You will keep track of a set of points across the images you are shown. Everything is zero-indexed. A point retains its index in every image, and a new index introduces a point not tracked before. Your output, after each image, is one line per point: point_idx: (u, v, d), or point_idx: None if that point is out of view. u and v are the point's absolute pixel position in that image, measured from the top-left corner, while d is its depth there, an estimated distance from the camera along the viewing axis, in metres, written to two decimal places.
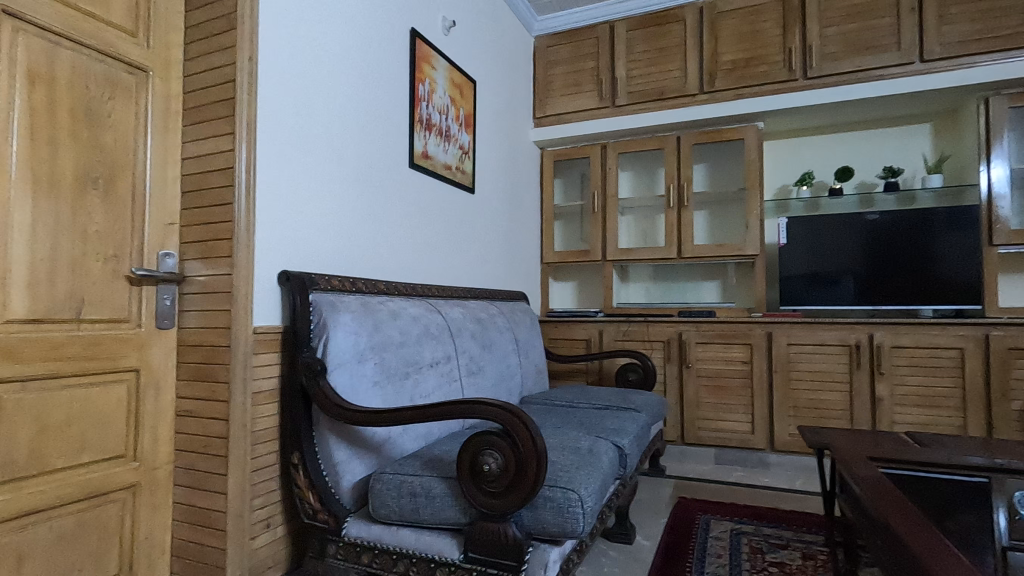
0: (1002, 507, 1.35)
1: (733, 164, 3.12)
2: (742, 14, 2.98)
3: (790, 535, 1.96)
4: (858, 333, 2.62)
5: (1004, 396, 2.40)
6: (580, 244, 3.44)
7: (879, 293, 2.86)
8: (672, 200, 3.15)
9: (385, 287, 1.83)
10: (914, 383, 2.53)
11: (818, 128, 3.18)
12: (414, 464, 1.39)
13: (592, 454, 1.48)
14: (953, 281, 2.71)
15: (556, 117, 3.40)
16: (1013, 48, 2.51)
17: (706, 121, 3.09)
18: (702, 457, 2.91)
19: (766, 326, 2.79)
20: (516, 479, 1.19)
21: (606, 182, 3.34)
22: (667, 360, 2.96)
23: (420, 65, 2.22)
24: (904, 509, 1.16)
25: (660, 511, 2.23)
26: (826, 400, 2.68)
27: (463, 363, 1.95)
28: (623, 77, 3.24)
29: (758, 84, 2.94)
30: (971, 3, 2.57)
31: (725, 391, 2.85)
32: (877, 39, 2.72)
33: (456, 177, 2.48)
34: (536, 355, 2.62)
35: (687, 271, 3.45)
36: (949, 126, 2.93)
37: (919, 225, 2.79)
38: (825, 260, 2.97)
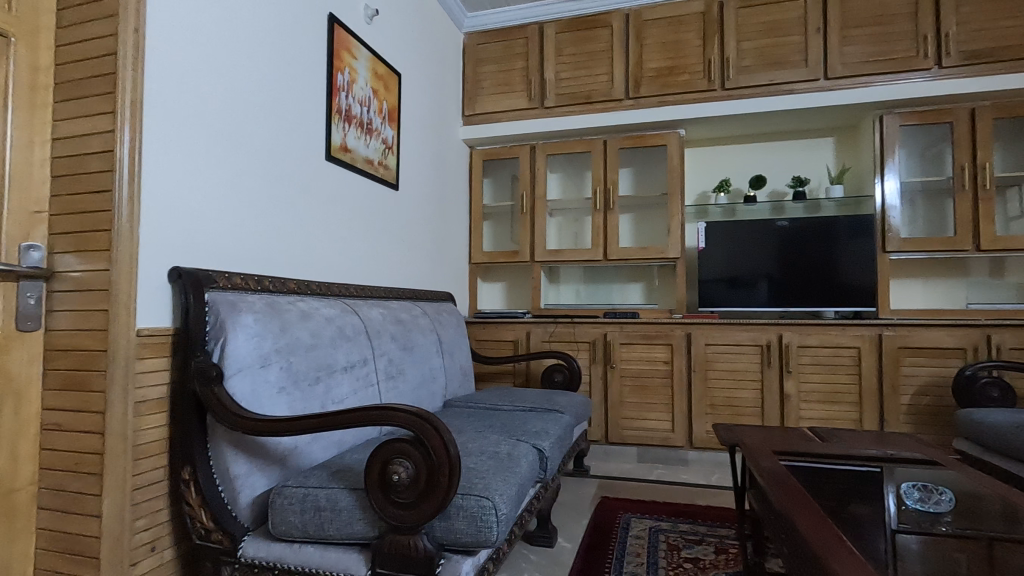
0: (892, 495, 1.44)
1: (656, 170, 3.21)
2: (665, 24, 3.07)
3: (704, 530, 2.02)
4: (769, 333, 2.75)
5: (894, 391, 2.60)
6: (508, 245, 3.42)
7: (788, 295, 3.03)
8: (598, 203, 3.20)
9: (296, 286, 1.72)
10: (818, 380, 2.69)
11: (734, 138, 3.33)
12: (320, 476, 1.30)
13: (510, 459, 1.45)
14: (852, 284, 2.91)
15: (486, 116, 3.37)
16: (903, 71, 2.73)
17: (631, 125, 3.15)
18: (625, 456, 2.96)
19: (686, 327, 2.88)
20: (428, 488, 1.13)
21: (535, 183, 3.34)
22: (593, 361, 2.99)
23: (339, 53, 2.12)
24: (804, 502, 1.20)
25: (582, 512, 2.24)
26: (740, 398, 2.79)
27: (381, 366, 1.86)
28: (552, 79, 3.25)
29: (679, 93, 3.03)
30: (868, 27, 2.77)
31: (647, 390, 2.91)
32: (787, 56, 2.87)
33: (379, 173, 2.39)
34: (460, 356, 2.57)
35: (614, 273, 3.51)
36: (850, 140, 3.16)
37: (823, 232, 2.98)
38: (741, 264, 3.11)
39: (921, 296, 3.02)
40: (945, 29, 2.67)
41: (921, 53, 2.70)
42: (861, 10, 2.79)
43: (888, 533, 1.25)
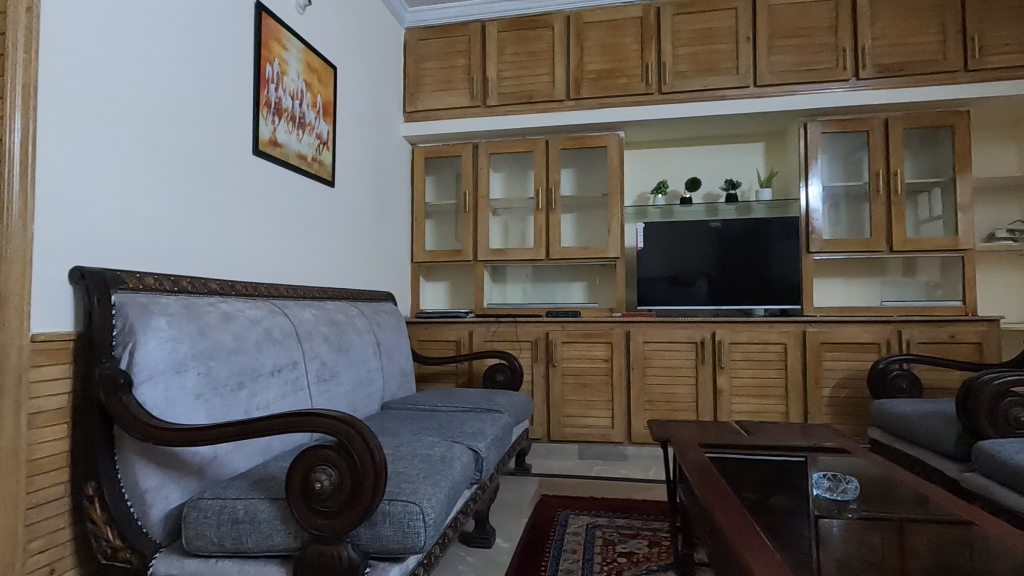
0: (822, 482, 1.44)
1: (597, 170, 3.26)
2: (605, 27, 3.11)
3: (639, 524, 2.07)
4: (703, 331, 2.85)
5: (817, 385, 2.74)
6: (452, 244, 3.39)
7: (721, 294, 3.14)
8: (541, 203, 3.22)
9: (218, 287, 1.64)
10: (749, 375, 2.81)
11: (671, 141, 3.43)
12: (240, 486, 1.24)
13: (443, 462, 1.43)
14: (780, 283, 3.06)
15: (427, 113, 3.32)
16: (825, 81, 2.88)
17: (572, 126, 3.19)
18: (566, 453, 3.00)
19: (625, 325, 2.94)
20: (352, 496, 1.10)
21: (477, 182, 3.32)
22: (535, 360, 3.01)
23: (267, 43, 2.03)
24: (726, 496, 1.24)
25: (522, 510, 2.25)
26: (676, 393, 2.88)
27: (312, 370, 1.80)
28: (494, 78, 3.24)
29: (619, 95, 3.08)
30: (794, 38, 2.91)
31: (588, 387, 2.96)
32: (719, 63, 2.98)
33: (313, 169, 2.31)
34: (399, 357, 2.52)
35: (556, 272, 3.54)
36: (777, 146, 3.31)
37: (753, 233, 3.11)
38: (679, 263, 3.20)
39: (842, 294, 3.20)
40: (862, 44, 2.84)
41: (840, 65, 2.86)
42: (787, 22, 2.92)
43: (810, 519, 1.29)
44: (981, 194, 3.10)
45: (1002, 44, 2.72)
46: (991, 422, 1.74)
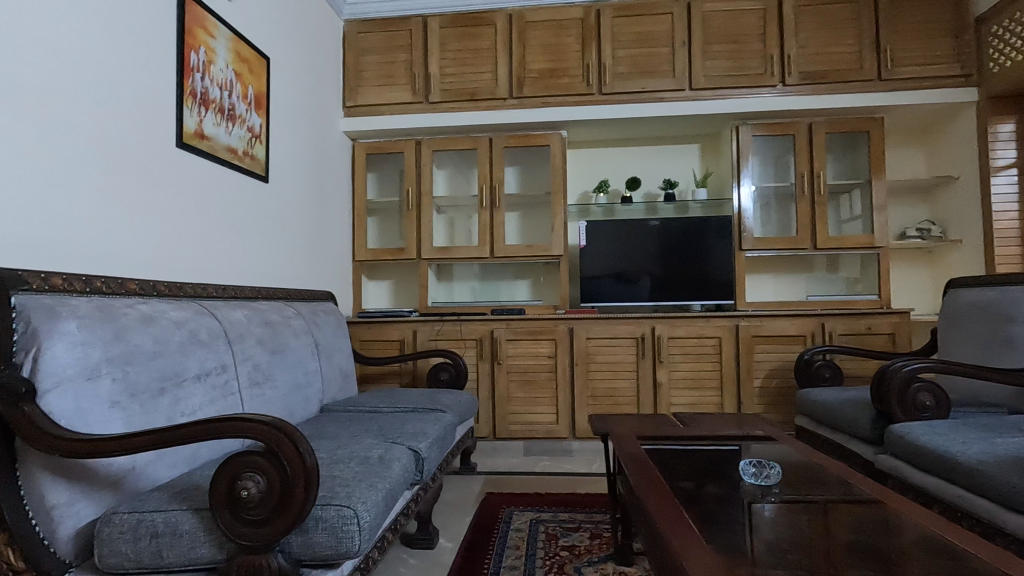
0: (749, 468, 1.44)
1: (540, 169, 3.29)
2: (546, 27, 3.14)
3: (581, 517, 2.10)
4: (644, 326, 2.93)
5: (749, 376, 2.88)
6: (394, 242, 3.34)
7: (661, 290, 3.24)
8: (484, 201, 3.22)
9: (137, 287, 1.54)
10: (686, 368, 2.91)
11: (612, 141, 3.50)
12: (160, 498, 1.17)
13: (381, 463, 1.40)
14: (715, 279, 3.18)
15: (368, 108, 3.25)
16: (755, 86, 3.02)
17: (515, 125, 3.20)
18: (512, 450, 3.01)
19: (568, 322, 2.98)
20: (281, 503, 1.06)
21: (420, 179, 3.28)
22: (479, 358, 3.00)
23: (192, 30, 1.93)
24: (660, 487, 1.28)
25: (466, 509, 2.24)
26: (618, 388, 2.94)
27: (244, 373, 1.72)
28: (437, 74, 3.20)
29: (561, 95, 3.12)
30: (726, 44, 3.03)
31: (533, 384, 2.98)
32: (657, 65, 3.07)
33: (244, 164, 2.21)
34: (339, 358, 2.46)
35: (501, 270, 3.55)
36: (712, 148, 3.44)
37: (690, 232, 3.22)
38: (621, 261, 3.28)
39: (771, 290, 3.37)
40: (788, 51, 2.99)
41: (768, 71, 3.00)
42: (719, 28, 3.04)
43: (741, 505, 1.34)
44: (894, 196, 3.34)
45: (911, 57, 2.93)
46: (901, 406, 1.87)
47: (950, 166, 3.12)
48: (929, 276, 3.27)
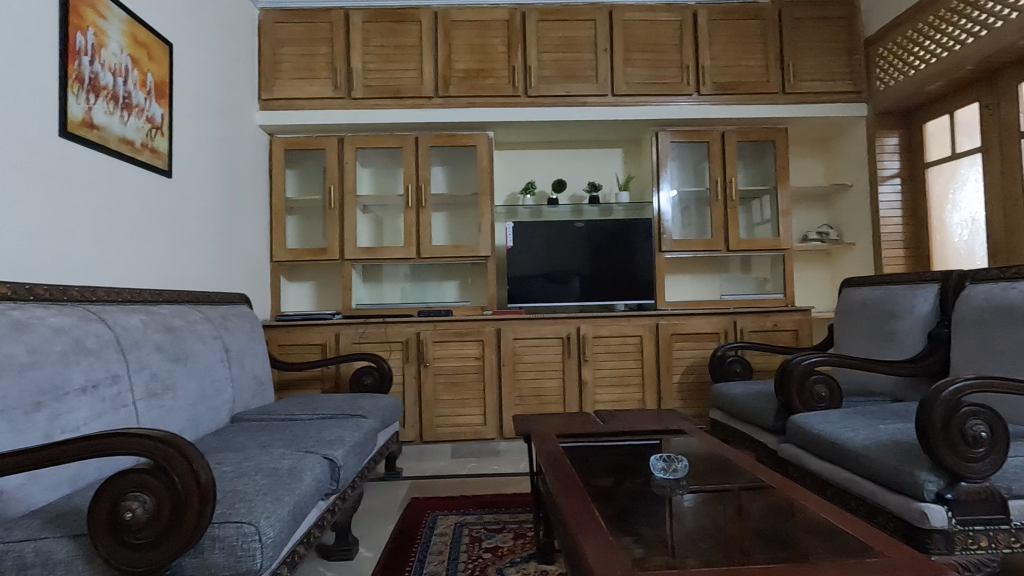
0: (659, 465, 1.48)
1: (467, 169, 3.28)
2: (472, 27, 3.12)
3: (506, 517, 2.11)
4: (569, 326, 2.98)
5: (669, 372, 2.99)
6: (315, 241, 3.21)
7: (586, 290, 3.31)
8: (410, 200, 3.17)
9: (10, 291, 1.38)
10: (610, 366, 2.99)
11: (539, 143, 3.54)
12: (31, 525, 1.05)
13: (290, 475, 1.33)
14: (637, 280, 3.29)
15: (286, 102, 3.10)
16: (672, 95, 3.15)
17: (441, 124, 3.17)
18: (439, 453, 2.98)
19: (495, 322, 2.98)
20: (171, 523, 0.99)
21: (343, 177, 3.17)
22: (405, 361, 2.94)
23: (79, 9, 1.76)
24: (576, 486, 1.29)
25: (389, 516, 2.18)
26: (545, 387, 2.98)
27: (139, 384, 1.59)
28: (359, 69, 3.11)
29: (487, 96, 3.11)
30: (645, 53, 3.14)
31: (460, 386, 2.96)
32: (580, 71, 3.13)
33: (143, 157, 2.05)
34: (253, 364, 2.33)
35: (429, 271, 3.50)
36: (634, 153, 3.56)
37: (614, 234, 3.32)
38: (548, 262, 3.32)
39: (689, 289, 3.53)
40: (702, 63, 3.14)
41: (685, 81, 3.14)
42: (640, 37, 3.15)
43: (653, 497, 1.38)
44: (797, 201, 3.59)
45: (811, 73, 3.16)
46: (801, 398, 2.01)
47: (845, 174, 3.39)
48: (828, 276, 3.54)
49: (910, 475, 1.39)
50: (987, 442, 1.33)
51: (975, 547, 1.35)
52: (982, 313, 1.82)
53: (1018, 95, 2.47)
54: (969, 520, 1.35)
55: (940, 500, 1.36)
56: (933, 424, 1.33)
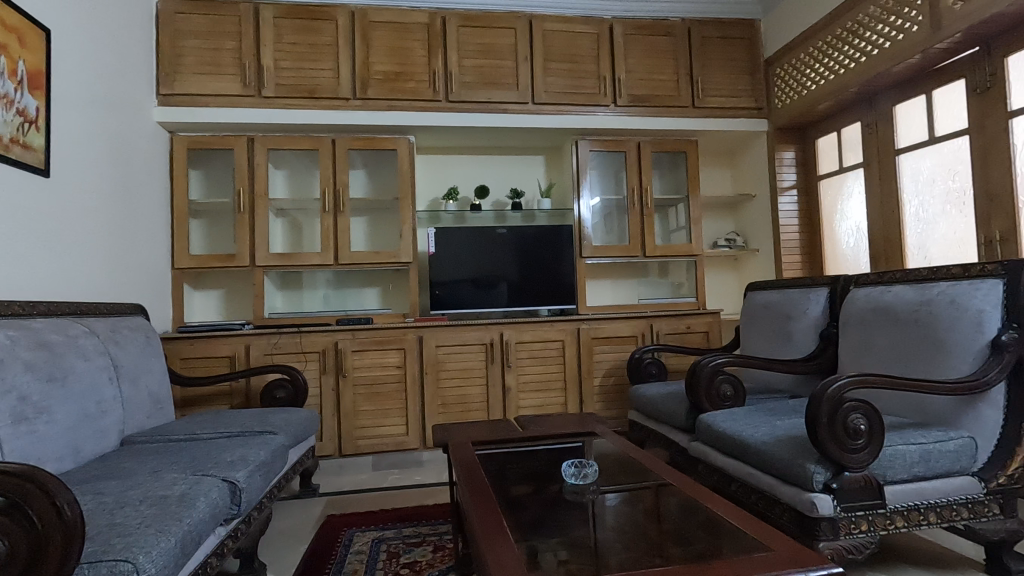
0: (571, 471, 1.49)
1: (388, 174, 3.21)
2: (391, 28, 3.06)
3: (425, 530, 2.07)
4: (492, 332, 2.98)
5: (590, 375, 3.06)
6: (223, 247, 3.02)
7: (511, 296, 3.32)
8: (327, 204, 3.05)
9: None
10: (532, 372, 3.01)
11: (461, 148, 3.52)
12: None
13: (179, 503, 1.23)
14: (559, 285, 3.35)
15: (189, 98, 2.90)
16: (590, 105, 3.23)
17: (360, 126, 3.08)
18: (359, 466, 2.88)
19: (417, 330, 2.92)
20: (28, 569, 0.88)
21: (254, 179, 3.01)
22: (322, 372, 2.82)
23: None
24: (488, 497, 1.28)
25: (302, 537, 2.07)
26: (468, 394, 2.96)
27: (4, 409, 1.41)
28: (271, 66, 2.96)
29: (407, 99, 3.06)
30: (564, 63, 3.21)
31: (381, 396, 2.87)
32: (501, 78, 3.15)
33: (13, 154, 1.84)
34: (148, 380, 2.15)
35: (348, 278, 3.38)
36: (555, 160, 3.63)
37: (537, 240, 3.35)
38: (472, 268, 3.30)
39: (609, 294, 3.64)
40: (618, 75, 3.25)
41: (602, 91, 3.24)
42: (559, 47, 3.21)
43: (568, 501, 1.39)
44: (707, 210, 3.79)
45: (717, 90, 3.36)
46: (708, 397, 2.11)
47: (749, 185, 3.63)
48: (735, 280, 3.77)
49: (801, 468, 1.49)
50: (866, 434, 1.45)
51: (857, 531, 1.48)
52: (864, 315, 1.99)
53: (893, 116, 2.74)
54: (852, 507, 1.47)
55: (827, 489, 1.47)
56: (821, 419, 1.44)
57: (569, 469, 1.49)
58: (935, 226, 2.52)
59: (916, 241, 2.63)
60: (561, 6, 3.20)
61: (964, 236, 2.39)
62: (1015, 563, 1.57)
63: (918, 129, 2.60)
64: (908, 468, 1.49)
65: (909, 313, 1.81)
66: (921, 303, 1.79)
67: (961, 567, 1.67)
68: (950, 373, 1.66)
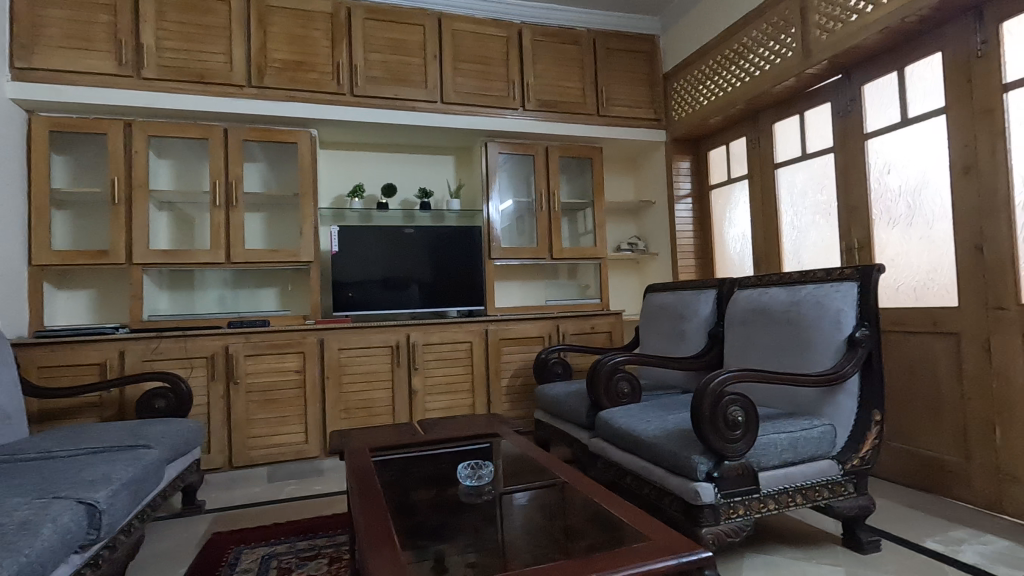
0: (465, 474, 1.49)
1: (288, 168, 3.05)
2: (291, 15, 2.91)
3: (321, 542, 1.97)
4: (398, 334, 2.91)
5: (497, 377, 3.08)
6: (94, 244, 2.72)
7: (419, 297, 3.26)
8: (218, 198, 2.83)
9: None
10: (440, 374, 2.98)
11: (368, 145, 3.42)
12: None
13: (19, 532, 1.08)
14: (468, 286, 3.33)
15: (51, 74, 2.58)
16: (500, 108, 3.26)
17: (257, 117, 2.89)
18: (252, 478, 2.69)
19: (318, 333, 2.79)
20: None
21: (132, 167, 2.73)
22: (211, 379, 2.62)
23: None
24: (378, 506, 1.23)
25: (182, 559, 1.90)
26: (372, 399, 2.87)
27: None
28: (152, 45, 2.70)
29: (308, 91, 2.92)
30: (473, 64, 3.21)
31: (277, 403, 2.71)
32: (409, 75, 3.09)
33: None
34: None
35: (243, 278, 3.17)
36: (465, 161, 3.62)
37: (447, 241, 3.32)
38: (378, 268, 3.19)
39: (517, 295, 3.68)
40: (527, 80, 3.30)
41: (511, 95, 3.27)
42: (468, 48, 3.21)
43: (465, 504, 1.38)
44: (612, 214, 3.94)
45: (621, 100, 3.51)
46: (607, 395, 2.19)
47: (649, 192, 3.82)
48: (637, 282, 3.95)
49: (687, 459, 1.58)
50: (742, 425, 1.56)
51: (735, 515, 1.59)
52: (745, 315, 2.16)
53: (773, 133, 3.00)
54: (731, 493, 1.57)
55: (709, 479, 1.56)
56: (704, 412, 1.53)
57: (462, 472, 1.49)
58: (807, 234, 2.79)
59: (791, 247, 2.89)
60: (471, 7, 3.20)
61: (830, 244, 2.66)
62: (866, 535, 1.76)
63: (793, 146, 2.87)
64: (779, 454, 1.63)
65: (783, 313, 1.99)
66: (792, 304, 1.97)
67: (825, 542, 1.85)
68: (815, 367, 1.83)
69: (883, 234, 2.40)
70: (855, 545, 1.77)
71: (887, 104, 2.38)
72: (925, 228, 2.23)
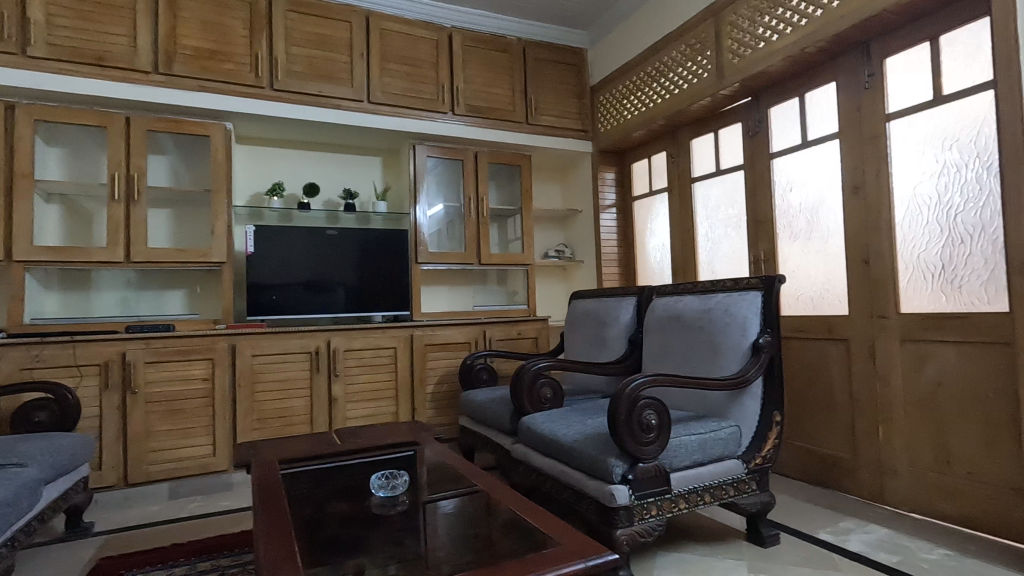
0: (379, 485, 1.44)
1: (199, 163, 2.86)
2: (204, 1, 2.74)
3: (225, 562, 1.84)
4: (318, 340, 2.79)
5: (422, 383, 3.02)
6: None
7: (341, 301, 3.15)
8: (117, 192, 2.61)
9: None
10: (362, 380, 2.88)
11: (289, 142, 3.28)
12: None
13: None
14: (393, 291, 3.26)
15: None
16: (429, 111, 3.22)
17: (164, 106, 2.70)
18: (151, 496, 2.48)
19: (229, 338, 2.63)
20: None
21: (14, 154, 2.46)
22: (104, 388, 2.39)
23: None
24: (282, 523, 1.16)
25: None
26: (288, 407, 2.73)
27: None
28: (42, 21, 2.45)
29: (223, 82, 2.76)
30: (402, 65, 3.16)
31: (181, 414, 2.53)
32: (334, 72, 2.99)
33: None
34: None
35: (144, 278, 2.93)
36: (392, 163, 3.55)
37: (372, 244, 3.23)
38: (297, 271, 3.05)
39: (444, 300, 3.64)
40: (456, 84, 3.29)
41: (441, 98, 3.25)
42: (396, 49, 3.15)
43: (379, 516, 1.33)
44: (540, 221, 4.00)
45: (549, 110, 3.57)
46: (529, 400, 2.20)
47: (575, 201, 3.91)
48: (563, 289, 4.03)
49: (603, 463, 1.62)
50: (655, 428, 1.62)
51: (648, 515, 1.64)
52: (662, 321, 2.24)
53: (690, 148, 3.16)
54: (644, 494, 1.62)
55: (624, 481, 1.61)
56: (620, 416, 1.57)
57: (376, 483, 1.44)
58: (720, 245, 2.95)
59: (706, 258, 3.05)
60: (400, 7, 3.15)
61: (740, 255, 2.83)
62: (767, 530, 1.87)
63: (708, 162, 3.03)
64: (689, 455, 1.71)
65: (696, 319, 2.08)
66: (704, 311, 2.07)
67: (731, 538, 1.94)
68: (723, 371, 1.93)
69: (786, 247, 2.58)
70: (757, 539, 1.87)
71: (790, 127, 2.57)
72: (821, 242, 2.42)
